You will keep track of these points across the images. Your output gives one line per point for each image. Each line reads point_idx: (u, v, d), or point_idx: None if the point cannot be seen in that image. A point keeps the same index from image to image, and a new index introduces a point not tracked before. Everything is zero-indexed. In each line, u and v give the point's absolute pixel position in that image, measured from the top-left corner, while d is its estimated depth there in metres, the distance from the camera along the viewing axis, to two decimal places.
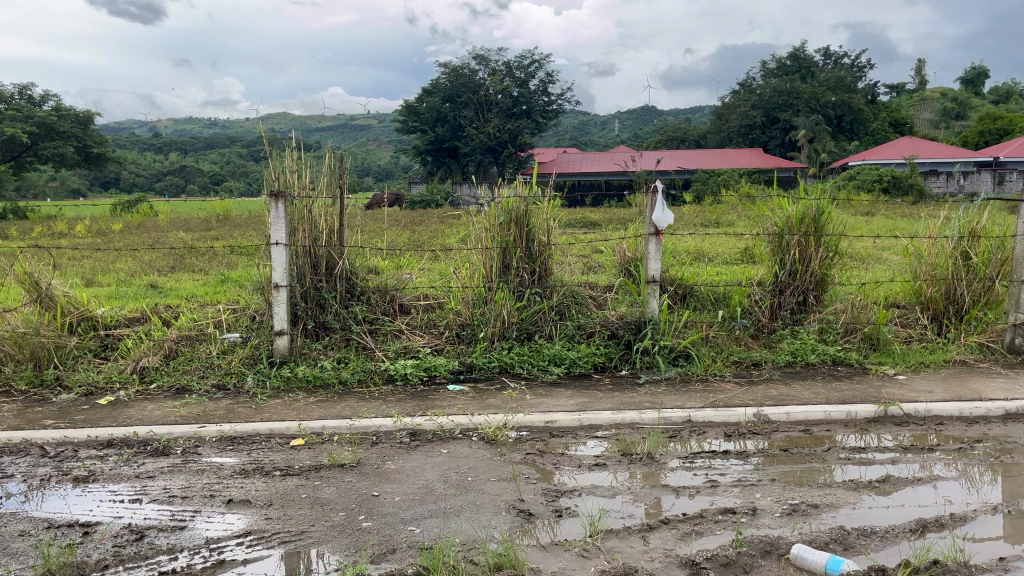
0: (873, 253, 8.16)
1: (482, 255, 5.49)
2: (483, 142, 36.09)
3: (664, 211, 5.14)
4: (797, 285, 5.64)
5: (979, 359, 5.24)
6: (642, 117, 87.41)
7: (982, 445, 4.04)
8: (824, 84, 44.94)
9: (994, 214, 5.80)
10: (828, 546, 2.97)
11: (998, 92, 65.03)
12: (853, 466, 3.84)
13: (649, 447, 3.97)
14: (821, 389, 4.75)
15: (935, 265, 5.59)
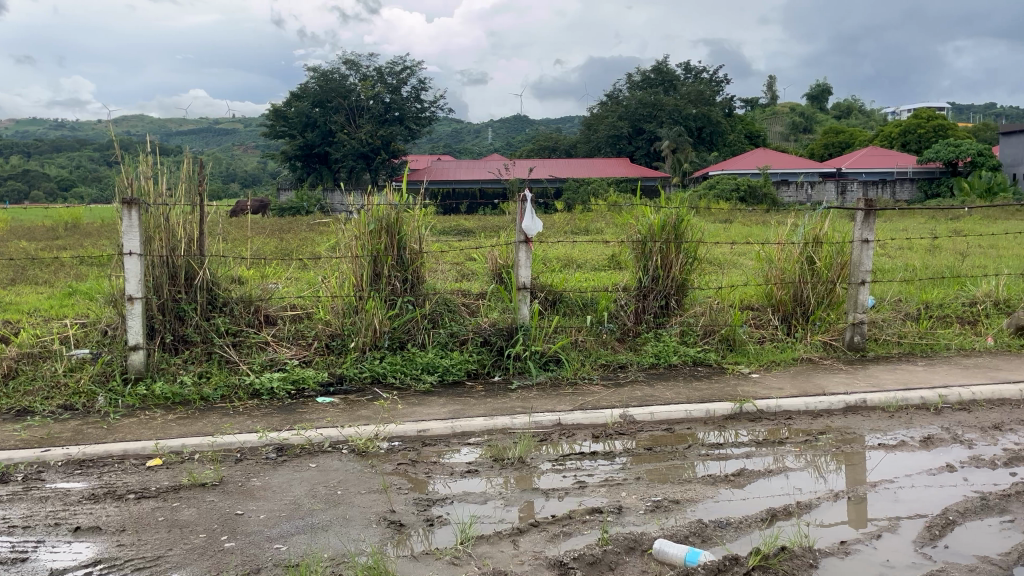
0: (730, 258, 8.60)
1: (351, 263, 5.40)
2: (355, 148, 35.54)
3: (532, 219, 5.24)
4: (659, 289, 5.88)
5: (822, 356, 5.65)
6: (513, 126, 88.72)
7: (826, 437, 4.35)
8: (685, 97, 47.13)
9: (836, 221, 6.26)
10: (688, 539, 3.12)
11: (840, 108, 70.27)
12: (713, 461, 4.04)
13: (520, 451, 4.02)
14: (682, 389, 4.98)
15: (783, 270, 5.97)
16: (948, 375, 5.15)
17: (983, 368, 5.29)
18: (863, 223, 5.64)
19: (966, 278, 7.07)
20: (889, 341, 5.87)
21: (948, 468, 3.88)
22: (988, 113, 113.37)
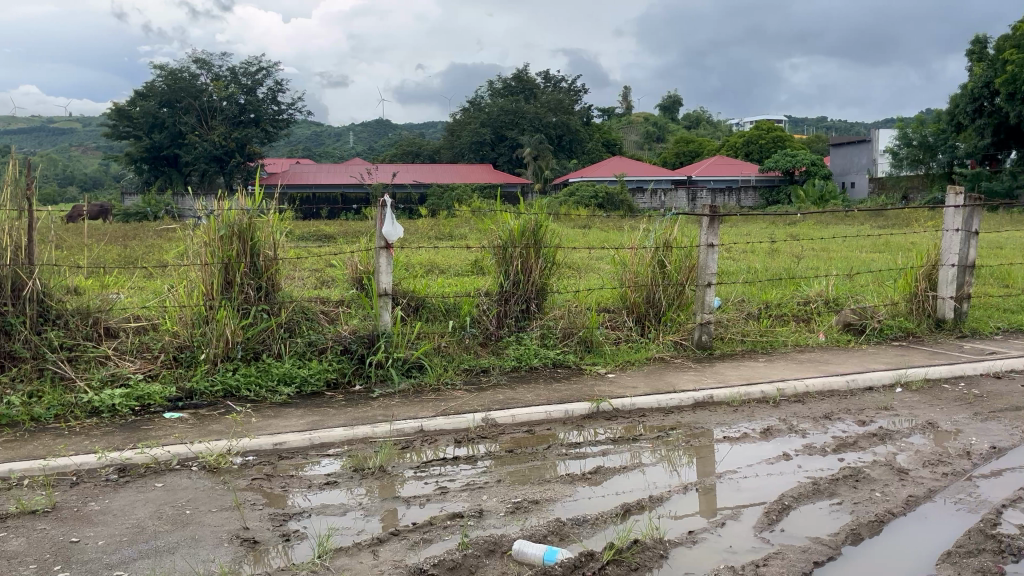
0: (588, 263, 8.88)
1: (200, 271, 5.15)
2: (207, 150, 34.00)
3: (393, 225, 5.20)
4: (520, 294, 5.98)
5: (674, 355, 5.94)
6: (376, 130, 87.73)
7: (676, 432, 4.57)
8: (546, 106, 48.23)
9: (684, 226, 6.59)
10: (546, 538, 3.19)
11: (690, 118, 74.09)
12: (572, 461, 4.15)
13: (381, 460, 3.98)
14: (542, 391, 5.09)
15: (637, 273, 6.22)
16: (785, 370, 5.53)
17: (815, 363, 5.72)
18: (708, 229, 5.97)
19: (800, 280, 7.61)
20: (733, 340, 6.23)
21: (785, 457, 4.17)
22: (820, 126, 122.81)
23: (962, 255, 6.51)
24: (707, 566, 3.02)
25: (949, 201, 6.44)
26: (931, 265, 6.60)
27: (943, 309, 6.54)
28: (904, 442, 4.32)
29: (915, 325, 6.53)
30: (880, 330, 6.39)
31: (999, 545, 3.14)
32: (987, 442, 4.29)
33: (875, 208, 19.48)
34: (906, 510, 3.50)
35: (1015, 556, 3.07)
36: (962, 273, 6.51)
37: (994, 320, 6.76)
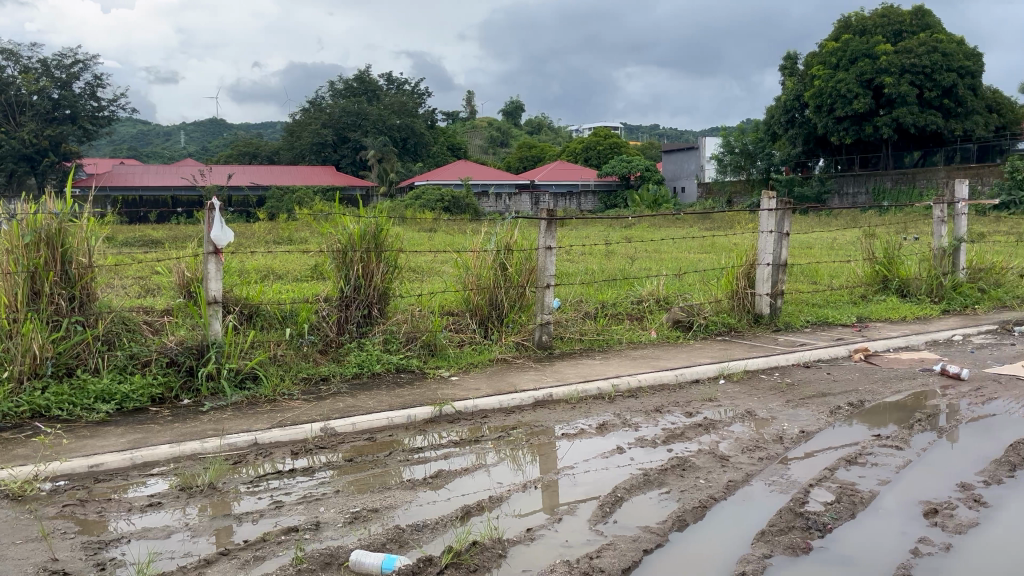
0: (431, 267, 8.87)
1: (2, 281, 4.71)
2: (16, 149, 31.14)
3: (223, 228, 4.97)
4: (361, 299, 5.87)
5: (516, 356, 6.05)
6: (209, 130, 83.63)
7: (516, 431, 4.65)
8: (389, 108, 47.82)
9: (524, 229, 6.74)
10: (385, 546, 3.15)
11: (532, 124, 75.86)
12: (414, 466, 4.13)
13: (211, 476, 3.79)
14: (384, 397, 5.03)
15: (479, 276, 6.28)
16: (619, 367, 5.76)
17: (648, 358, 6.00)
18: (546, 232, 6.11)
19: (634, 280, 7.95)
20: (572, 339, 6.43)
21: (620, 450, 4.34)
22: (654, 134, 129.53)
23: (776, 255, 7.06)
24: (543, 562, 3.08)
25: (764, 205, 6.98)
26: (749, 265, 7.09)
27: (761, 305, 7.06)
28: (726, 431, 4.62)
29: (737, 321, 7.00)
30: (705, 326, 6.81)
31: (806, 521, 3.42)
32: (797, 426, 4.66)
33: (699, 213, 20.73)
34: (726, 494, 3.74)
35: (820, 531, 3.35)
36: (775, 271, 7.06)
37: (804, 314, 7.37)
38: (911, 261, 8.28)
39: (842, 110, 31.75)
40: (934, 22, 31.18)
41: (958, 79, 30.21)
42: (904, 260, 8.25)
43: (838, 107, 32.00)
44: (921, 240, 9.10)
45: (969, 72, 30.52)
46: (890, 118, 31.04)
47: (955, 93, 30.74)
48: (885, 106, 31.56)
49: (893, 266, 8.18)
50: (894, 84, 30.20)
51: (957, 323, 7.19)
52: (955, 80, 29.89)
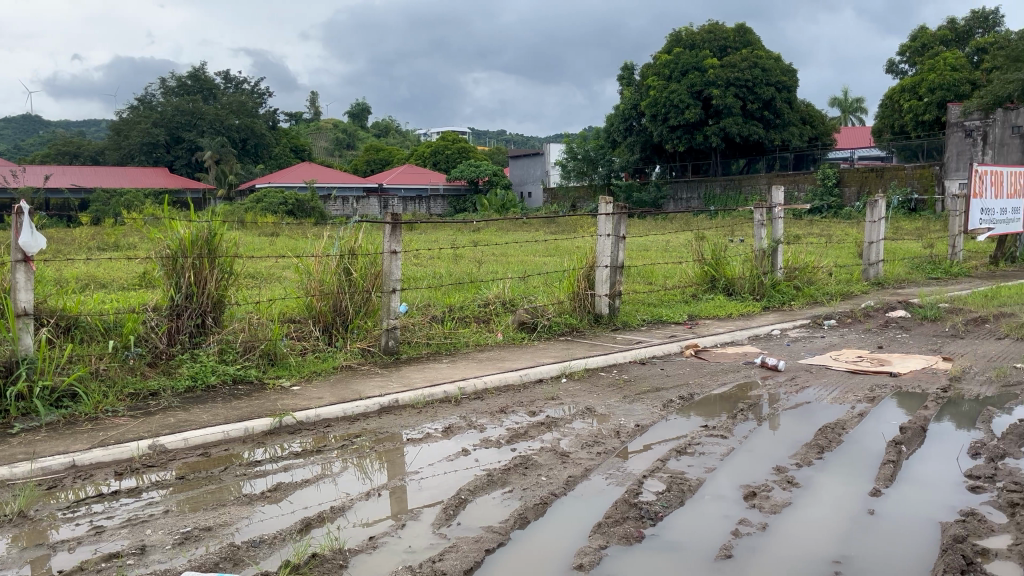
0: (272, 274, 8.58)
1: None
2: None
3: (33, 235, 4.58)
4: (194, 308, 5.58)
5: (361, 362, 5.95)
6: (23, 129, 76.84)
7: (361, 439, 4.57)
8: (227, 108, 45.77)
9: (368, 234, 6.66)
10: (218, 566, 3.01)
11: (379, 127, 75.09)
12: (252, 480, 3.97)
13: (21, 505, 3.48)
14: (219, 410, 4.81)
15: (321, 282, 6.13)
16: (464, 369, 5.82)
17: (493, 360, 6.10)
18: (391, 236, 6.07)
19: (480, 282, 8.04)
20: (419, 343, 6.40)
21: (464, 452, 4.38)
22: (502, 138, 131.84)
23: (613, 257, 7.35)
24: (385, 569, 3.05)
25: (601, 210, 7.23)
26: (589, 267, 7.34)
27: (600, 305, 7.34)
28: (567, 428, 4.76)
29: (578, 321, 7.24)
30: (549, 327, 7.00)
31: (639, 511, 3.60)
32: (633, 420, 4.88)
33: (541, 216, 21.27)
34: (566, 490, 3.86)
35: (652, 520, 3.53)
36: (613, 273, 7.35)
37: (640, 313, 7.73)
38: (736, 261, 8.86)
39: (675, 120, 33.42)
40: (754, 39, 33.72)
41: (776, 93, 32.92)
42: (730, 260, 8.81)
43: (671, 116, 33.64)
44: (745, 242, 9.78)
45: (786, 87, 33.40)
46: (718, 128, 33.26)
47: (774, 105, 33.44)
48: (712, 116, 33.73)
49: (720, 266, 8.72)
50: (721, 95, 32.33)
51: (775, 318, 7.79)
52: (774, 95, 32.63)
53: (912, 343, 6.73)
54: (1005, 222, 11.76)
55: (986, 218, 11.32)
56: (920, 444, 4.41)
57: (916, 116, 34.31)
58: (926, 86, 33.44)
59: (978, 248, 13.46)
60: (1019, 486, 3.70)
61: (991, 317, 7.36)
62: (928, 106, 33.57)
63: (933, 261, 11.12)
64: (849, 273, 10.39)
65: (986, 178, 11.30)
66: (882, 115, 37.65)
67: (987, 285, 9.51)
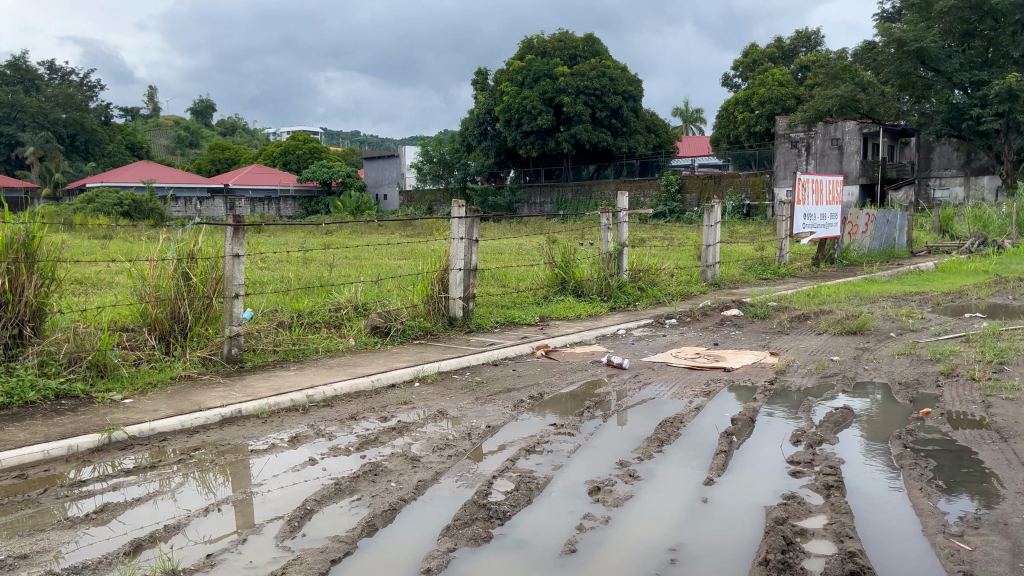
0: (102, 279, 8.02)
1: None
2: None
3: None
4: (9, 317, 5.12)
5: (201, 372, 5.67)
6: None
7: (201, 452, 4.35)
8: (52, 100, 42.35)
9: (208, 237, 6.37)
10: None
11: (225, 125, 71.96)
12: (76, 501, 3.69)
13: None
14: (40, 428, 4.43)
15: (157, 287, 5.78)
16: (312, 376, 5.67)
17: (343, 366, 5.98)
18: (233, 238, 5.83)
19: (331, 287, 7.87)
20: (265, 351, 6.19)
21: (311, 461, 4.26)
22: (357, 140, 129.52)
23: (466, 259, 7.40)
24: None
25: (454, 213, 7.25)
26: (442, 270, 7.33)
27: (454, 308, 7.37)
28: (418, 432, 4.74)
29: (432, 324, 7.23)
30: (403, 331, 6.95)
31: (488, 511, 3.63)
32: (484, 421, 4.93)
33: (393, 219, 21.09)
34: (415, 495, 3.83)
35: (500, 519, 3.57)
36: (467, 275, 7.40)
37: (494, 315, 7.82)
38: (585, 264, 9.13)
39: (529, 125, 34.10)
40: (602, 49, 34.97)
41: (623, 102, 34.37)
42: (578, 263, 9.08)
43: (524, 122, 34.25)
44: (593, 244, 10.12)
45: (631, 96, 34.93)
46: (569, 134, 34.24)
47: (621, 114, 34.84)
48: (564, 122, 34.65)
49: (570, 268, 8.98)
50: (571, 103, 33.32)
51: (621, 318, 8.11)
52: (620, 103, 34.10)
53: (745, 339, 7.20)
54: (825, 226, 12.83)
55: (808, 222, 12.32)
56: (749, 434, 4.73)
57: (749, 127, 36.71)
58: (757, 100, 35.91)
59: (802, 251, 14.56)
60: (833, 469, 4.04)
61: (812, 314, 8.00)
62: (759, 118, 36.05)
63: (763, 263, 11.93)
64: (689, 275, 10.97)
65: (808, 185, 12.25)
66: (718, 126, 40.03)
67: (809, 285, 10.33)
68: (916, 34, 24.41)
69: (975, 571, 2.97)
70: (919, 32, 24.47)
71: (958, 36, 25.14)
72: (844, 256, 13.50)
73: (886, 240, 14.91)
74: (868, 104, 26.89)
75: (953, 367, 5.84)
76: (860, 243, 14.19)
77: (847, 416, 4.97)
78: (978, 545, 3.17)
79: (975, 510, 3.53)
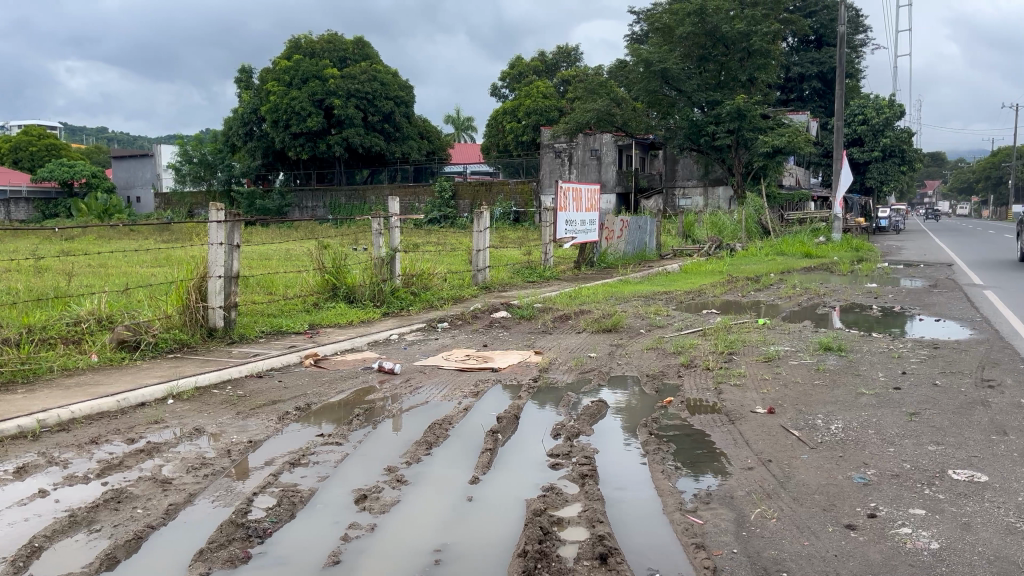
0: None
1: None
2: None
3: None
4: None
5: None
6: None
7: None
8: None
9: None
10: None
11: None
12: None
13: None
14: None
15: None
16: (46, 399, 5.08)
17: (84, 385, 5.42)
18: None
19: (69, 297, 7.11)
20: None
21: (43, 494, 3.81)
22: (104, 137, 118.27)
23: (227, 267, 7.01)
24: None
25: (213, 217, 6.83)
26: (199, 278, 6.88)
27: (214, 318, 6.95)
28: (171, 453, 4.40)
29: (189, 336, 6.76)
30: (155, 344, 6.44)
31: (246, 531, 3.46)
32: (246, 437, 4.69)
33: (145, 224, 19.57)
34: (165, 520, 3.56)
35: (259, 537, 3.42)
36: (228, 283, 7.02)
37: (259, 324, 7.49)
38: (356, 270, 9.02)
39: (298, 127, 32.98)
40: (371, 53, 35.06)
41: (394, 107, 34.65)
42: (349, 269, 8.93)
43: (292, 123, 33.12)
44: (365, 250, 10.07)
45: (403, 102, 35.30)
46: (341, 138, 33.66)
47: (392, 119, 34.97)
48: (335, 126, 34.02)
49: (341, 274, 8.82)
50: (342, 106, 32.85)
51: (394, 323, 8.10)
52: (392, 108, 34.28)
53: (511, 339, 7.48)
54: (585, 232, 13.68)
55: (569, 228, 13.07)
56: (514, 431, 4.90)
57: (517, 136, 38.25)
58: (524, 110, 37.59)
59: (565, 255, 15.38)
60: (588, 459, 4.31)
61: (573, 314, 8.50)
62: (526, 128, 37.65)
63: (529, 266, 12.50)
64: (461, 279, 11.21)
65: (569, 194, 12.97)
66: (489, 134, 41.45)
67: (570, 286, 10.96)
68: (660, 56, 26.77)
69: (705, 542, 3.30)
70: (663, 54, 26.84)
71: (695, 60, 27.71)
72: (602, 259, 14.46)
73: (638, 244, 16.18)
74: (622, 118, 29.03)
75: (692, 358, 6.46)
76: (616, 247, 15.30)
77: (602, 408, 5.33)
78: (708, 518, 3.53)
79: (709, 486, 3.92)
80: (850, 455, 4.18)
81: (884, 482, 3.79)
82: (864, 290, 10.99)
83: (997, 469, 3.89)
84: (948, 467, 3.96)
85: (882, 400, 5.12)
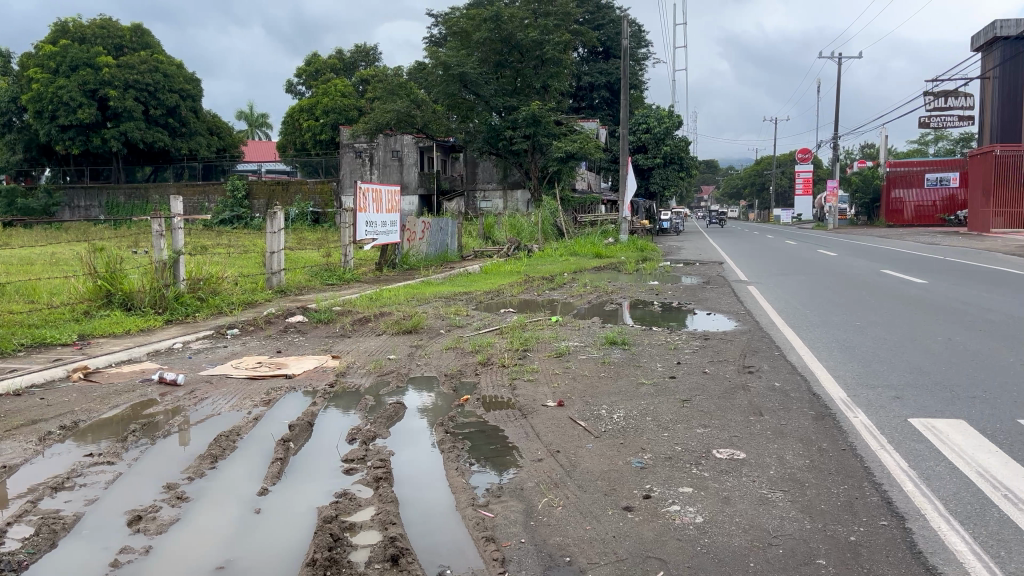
0: None
1: None
2: None
3: None
4: None
5: None
6: None
7: None
8: None
9: None
10: None
11: None
12: None
13: None
14: None
15: None
16: None
17: None
18: None
19: None
20: None
21: None
22: None
23: None
24: None
25: None
26: None
27: None
28: None
29: None
30: None
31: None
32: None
33: None
34: None
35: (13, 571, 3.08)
36: None
37: (17, 336, 6.74)
38: (133, 275, 8.39)
39: (66, 119, 29.92)
40: (152, 42, 32.82)
41: (179, 100, 32.67)
42: (125, 274, 8.31)
43: (60, 114, 30.01)
44: (143, 253, 9.44)
45: (188, 96, 33.43)
46: (118, 131, 31.10)
47: (178, 112, 32.96)
48: (110, 118, 31.36)
49: (116, 279, 8.17)
50: (118, 97, 30.27)
51: (177, 331, 7.60)
52: (177, 102, 32.36)
53: (307, 344, 7.27)
54: (385, 233, 13.56)
55: (370, 229, 12.92)
56: (307, 438, 4.76)
57: (315, 135, 37.29)
58: (322, 108, 36.74)
59: (366, 256, 15.21)
60: (383, 462, 4.28)
61: (373, 316, 8.42)
62: (324, 127, 36.83)
63: (328, 269, 12.19)
64: (254, 282, 10.73)
65: (368, 194, 12.81)
66: (285, 132, 40.01)
67: (370, 288, 10.85)
68: (458, 60, 26.87)
69: (494, 534, 3.39)
70: (461, 58, 27.00)
71: (492, 65, 28.20)
72: (404, 261, 14.43)
73: (439, 246, 16.30)
74: (422, 120, 29.22)
75: (489, 356, 6.61)
76: (418, 248, 15.31)
77: (400, 410, 5.31)
78: (499, 511, 3.62)
79: (499, 480, 4.03)
80: (629, 442, 4.46)
81: (657, 465, 4.08)
82: (646, 287, 11.80)
83: (753, 446, 4.32)
84: (712, 447, 4.34)
85: (659, 389, 5.52)
